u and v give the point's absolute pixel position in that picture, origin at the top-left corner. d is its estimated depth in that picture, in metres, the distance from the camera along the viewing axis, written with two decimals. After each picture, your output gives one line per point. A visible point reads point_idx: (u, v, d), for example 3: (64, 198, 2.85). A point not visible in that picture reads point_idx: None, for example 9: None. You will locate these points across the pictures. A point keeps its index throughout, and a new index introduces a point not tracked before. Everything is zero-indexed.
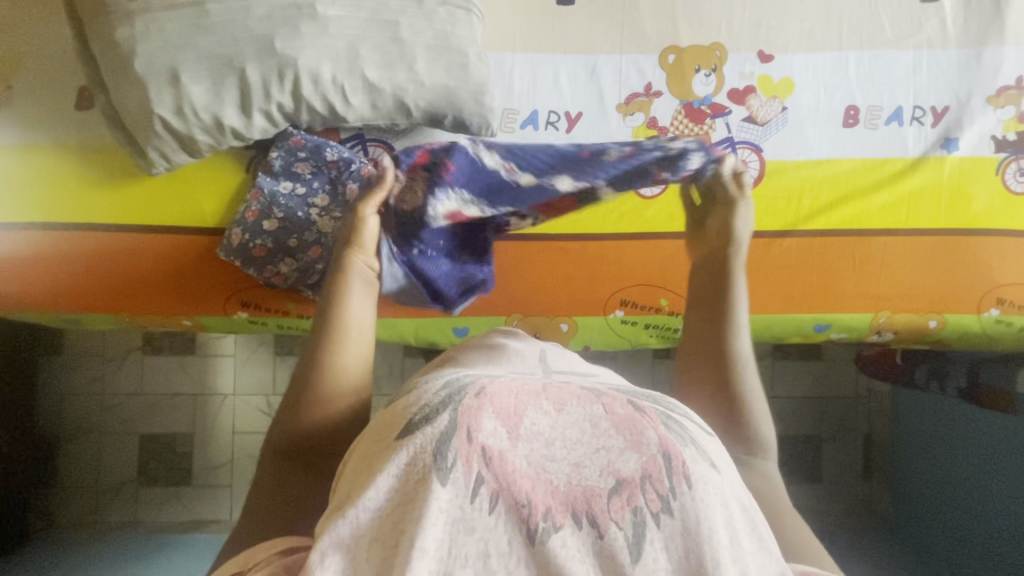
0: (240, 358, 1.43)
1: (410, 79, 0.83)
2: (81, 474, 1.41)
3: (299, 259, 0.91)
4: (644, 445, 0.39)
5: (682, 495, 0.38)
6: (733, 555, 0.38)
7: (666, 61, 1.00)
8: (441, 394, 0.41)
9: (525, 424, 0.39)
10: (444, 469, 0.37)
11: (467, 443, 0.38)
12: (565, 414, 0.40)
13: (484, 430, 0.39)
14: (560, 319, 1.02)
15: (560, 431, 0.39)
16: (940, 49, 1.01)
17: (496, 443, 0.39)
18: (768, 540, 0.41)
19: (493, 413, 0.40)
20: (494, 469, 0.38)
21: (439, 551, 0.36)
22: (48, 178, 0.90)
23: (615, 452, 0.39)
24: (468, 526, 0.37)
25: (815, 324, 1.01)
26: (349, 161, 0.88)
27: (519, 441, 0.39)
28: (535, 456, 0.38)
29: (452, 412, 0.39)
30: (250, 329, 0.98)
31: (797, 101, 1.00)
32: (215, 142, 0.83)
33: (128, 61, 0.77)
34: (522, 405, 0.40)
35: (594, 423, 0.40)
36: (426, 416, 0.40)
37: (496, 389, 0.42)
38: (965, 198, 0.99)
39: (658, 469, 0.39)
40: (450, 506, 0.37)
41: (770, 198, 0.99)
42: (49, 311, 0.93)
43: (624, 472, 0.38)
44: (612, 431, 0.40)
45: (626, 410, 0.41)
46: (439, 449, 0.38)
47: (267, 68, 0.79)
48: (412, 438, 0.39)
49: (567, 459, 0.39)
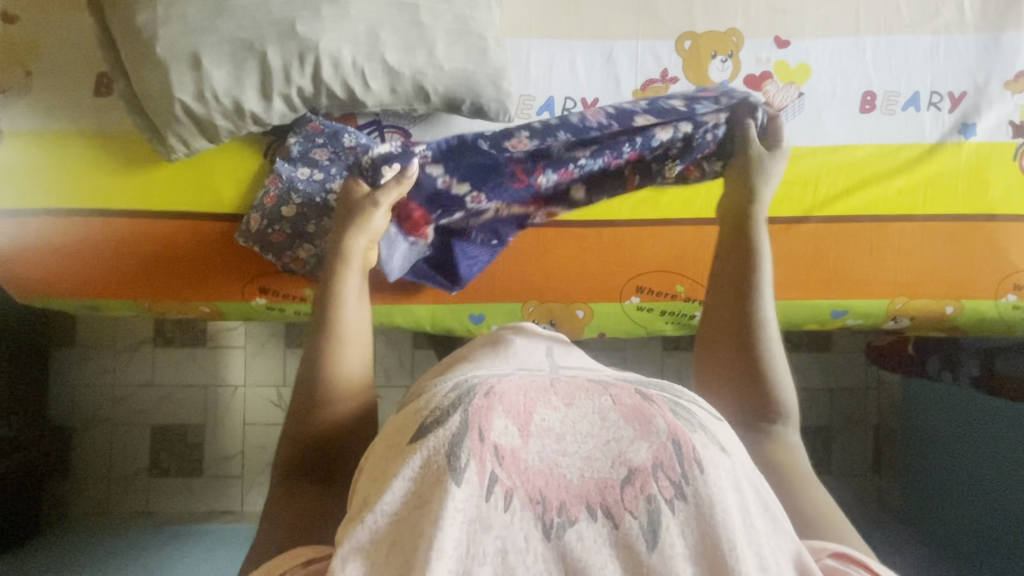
0: (251, 350, 1.44)
1: (429, 63, 0.82)
2: (93, 464, 1.43)
3: (318, 245, 0.92)
4: (654, 433, 0.40)
5: (694, 480, 0.39)
6: (750, 539, 0.39)
7: (682, 48, 1.00)
8: (451, 396, 0.41)
9: (535, 420, 0.40)
10: (458, 470, 0.38)
11: (479, 443, 0.39)
12: (574, 408, 0.41)
13: (495, 429, 0.40)
14: (576, 305, 1.02)
15: (569, 427, 0.40)
16: (958, 34, 1.00)
17: (508, 441, 0.40)
18: (781, 521, 0.42)
19: (502, 412, 0.40)
20: (508, 467, 0.39)
21: (457, 551, 0.37)
22: (66, 168, 0.90)
23: (625, 442, 0.40)
24: (484, 525, 0.37)
25: (832, 310, 1.01)
26: (368, 146, 0.90)
27: (531, 438, 0.40)
28: (547, 452, 0.40)
29: (462, 414, 0.40)
30: (266, 315, 0.99)
31: (814, 87, 1.00)
32: (234, 126, 0.83)
33: (150, 45, 0.77)
34: (531, 402, 0.41)
35: (604, 415, 0.41)
36: (437, 418, 0.40)
37: (504, 388, 0.42)
38: (982, 183, 0.99)
39: (668, 456, 0.39)
40: (466, 505, 0.38)
41: (785, 183, 0.99)
42: (70, 296, 0.94)
43: (635, 461, 0.39)
44: (621, 422, 0.40)
45: (634, 399, 0.41)
46: (452, 450, 0.38)
47: (287, 51, 0.79)
48: (426, 441, 0.39)
49: (579, 453, 0.40)
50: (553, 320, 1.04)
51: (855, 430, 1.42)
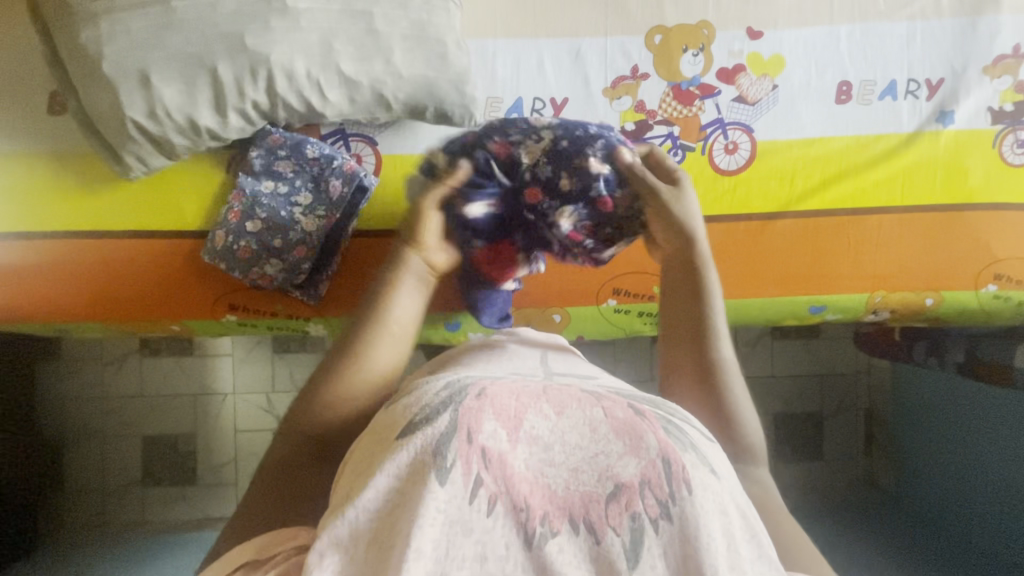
0: (238, 356, 1.43)
1: (387, 71, 0.80)
2: (89, 477, 1.42)
3: (285, 260, 0.90)
4: (643, 450, 0.42)
5: (682, 501, 0.41)
6: (731, 562, 0.41)
7: (652, 42, 0.97)
8: (442, 395, 0.45)
9: (525, 426, 0.43)
10: (443, 469, 0.40)
11: (468, 444, 0.41)
12: (565, 417, 0.44)
13: (484, 432, 0.42)
14: (553, 310, 1.01)
15: (558, 436, 0.43)
16: (934, 19, 0.98)
17: (496, 445, 0.42)
18: (768, 548, 0.44)
19: (493, 415, 0.43)
20: (494, 471, 0.41)
21: (436, 552, 0.39)
22: (29, 190, 0.88)
23: (614, 456, 0.42)
24: (466, 528, 0.40)
25: (810, 306, 1.00)
26: (331, 157, 0.89)
27: (520, 443, 0.42)
28: (534, 460, 0.42)
29: (452, 413, 0.43)
30: (240, 331, 0.97)
31: (788, 79, 0.98)
32: (191, 142, 0.81)
33: (97, 64, 0.75)
34: (522, 408, 0.44)
35: (594, 427, 0.43)
36: (427, 416, 0.43)
37: (496, 391, 0.45)
38: (960, 173, 0.97)
39: (656, 475, 0.41)
40: (449, 505, 0.40)
41: (761, 179, 0.97)
42: (40, 322, 0.92)
43: (622, 477, 0.41)
44: (611, 436, 0.43)
45: (625, 414, 0.44)
46: (439, 449, 0.41)
47: (238, 66, 0.76)
48: (413, 437, 0.42)
49: (566, 464, 0.42)
50: (530, 324, 1.02)
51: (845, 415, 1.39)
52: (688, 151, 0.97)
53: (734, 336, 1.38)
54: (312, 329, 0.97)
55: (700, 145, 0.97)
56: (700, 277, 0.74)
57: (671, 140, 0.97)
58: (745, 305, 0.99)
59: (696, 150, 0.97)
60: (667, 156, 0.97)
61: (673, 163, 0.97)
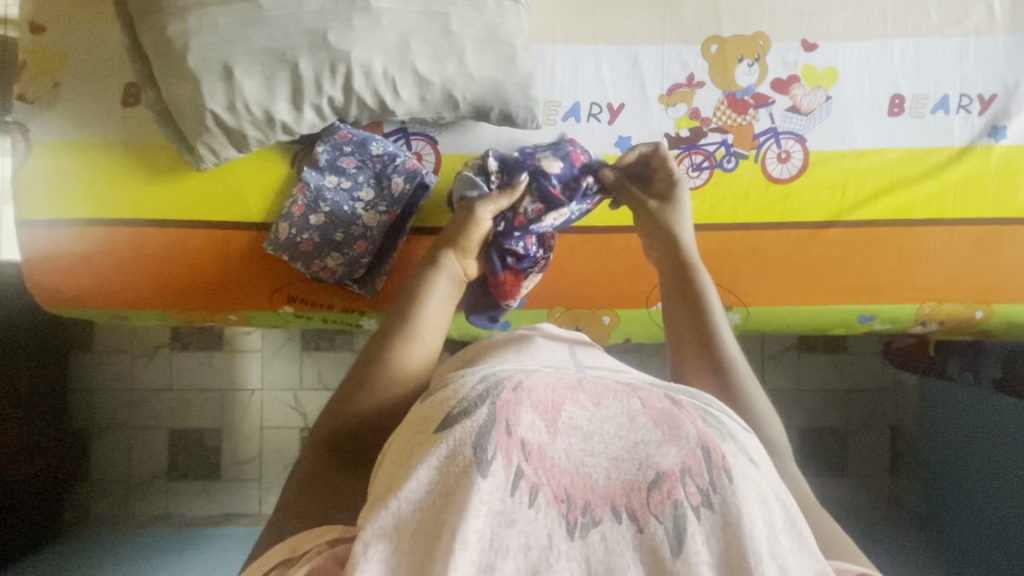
0: (267, 353, 1.44)
1: (459, 72, 0.82)
2: (115, 469, 1.44)
3: (345, 254, 0.92)
4: (683, 438, 0.41)
5: (723, 488, 0.39)
6: (773, 551, 0.39)
7: (708, 51, 0.99)
8: (479, 388, 0.43)
9: (563, 418, 0.41)
10: (484, 462, 0.39)
11: (507, 437, 0.40)
12: (603, 408, 0.42)
13: (523, 424, 0.41)
14: (602, 312, 1.02)
15: (597, 426, 0.41)
16: (987, 36, 0.99)
17: (535, 437, 0.40)
18: (808, 538, 0.42)
19: (530, 407, 0.41)
20: (534, 462, 0.40)
21: (480, 542, 0.37)
22: (93, 178, 0.91)
23: (654, 445, 0.40)
24: (509, 519, 0.38)
25: (860, 315, 1.01)
26: (394, 154, 0.90)
27: (558, 435, 0.41)
28: (573, 450, 0.40)
29: (489, 406, 0.41)
30: (295, 323, 0.99)
31: (841, 91, 0.99)
32: (263, 136, 0.83)
33: (181, 57, 0.77)
34: (560, 399, 0.42)
35: (632, 417, 0.42)
36: (465, 410, 0.42)
37: (532, 384, 0.44)
38: (1011, 187, 0.98)
39: (697, 462, 0.40)
40: (491, 497, 0.38)
41: (813, 188, 0.98)
42: (100, 308, 0.94)
43: (663, 465, 0.40)
44: (650, 425, 0.41)
45: (662, 403, 0.43)
46: (479, 443, 0.40)
47: (319, 62, 0.79)
48: (452, 431, 0.41)
49: (606, 453, 0.40)
50: (579, 325, 1.03)
51: (869, 431, 1.41)
52: (741, 158, 0.98)
53: (761, 348, 1.38)
54: (364, 323, 0.99)
55: (754, 153, 0.98)
56: (691, 274, 0.78)
57: (725, 147, 0.98)
58: (794, 313, 1.00)
59: (750, 157, 0.98)
60: (720, 162, 0.98)
61: (727, 169, 0.98)
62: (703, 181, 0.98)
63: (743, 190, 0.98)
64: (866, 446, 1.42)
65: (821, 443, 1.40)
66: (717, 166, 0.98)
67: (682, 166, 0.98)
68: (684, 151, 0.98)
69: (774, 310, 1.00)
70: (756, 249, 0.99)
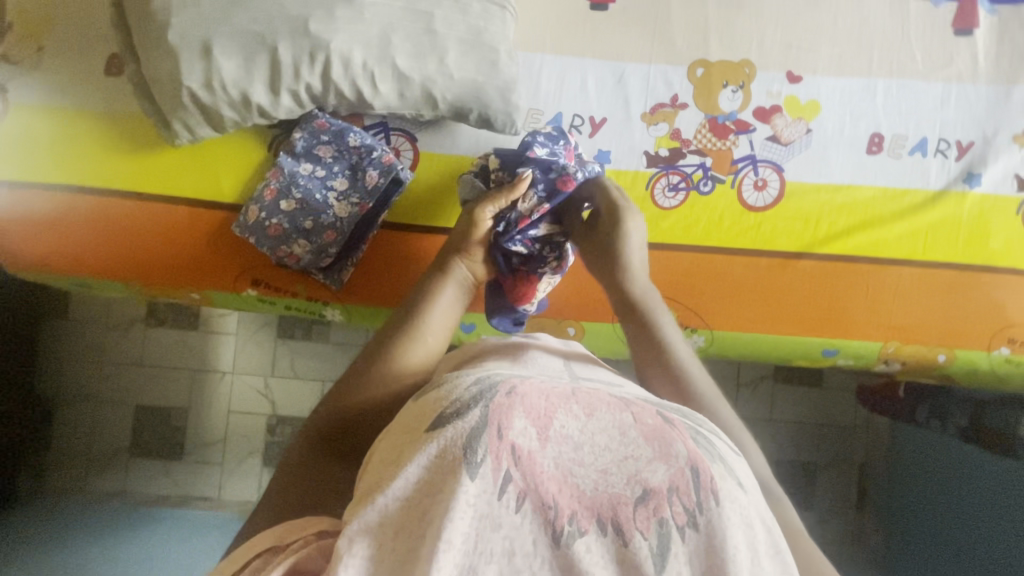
0: (241, 337, 1.43)
1: (439, 71, 0.82)
2: (76, 440, 1.42)
3: (313, 242, 0.91)
4: (672, 457, 0.39)
5: (709, 511, 0.37)
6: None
7: (694, 75, 1.00)
8: (473, 390, 0.42)
9: (554, 426, 0.40)
10: (473, 464, 0.38)
11: (497, 440, 0.38)
12: (594, 419, 0.40)
13: (514, 429, 0.39)
14: (567, 323, 1.02)
15: (588, 437, 0.39)
16: (970, 84, 1.00)
17: (526, 442, 0.39)
18: (791, 566, 0.40)
19: (523, 412, 0.40)
20: (523, 468, 0.38)
21: (465, 544, 0.36)
22: (70, 144, 0.90)
23: (643, 461, 0.38)
24: (495, 523, 0.36)
25: (823, 348, 1.01)
26: (371, 147, 0.90)
27: (549, 443, 0.39)
28: (563, 459, 0.38)
29: (483, 408, 0.40)
30: (257, 307, 0.99)
31: (822, 125, 1.00)
32: (239, 117, 0.83)
33: (163, 32, 0.78)
34: (553, 407, 0.41)
35: (623, 431, 0.40)
36: (458, 410, 0.40)
37: (526, 390, 0.42)
38: (983, 235, 0.98)
39: (684, 482, 0.38)
40: (478, 501, 0.37)
41: (787, 219, 0.99)
42: (62, 274, 0.94)
43: (651, 482, 0.38)
44: (641, 441, 0.39)
45: (654, 420, 0.41)
46: (469, 444, 0.38)
47: (298, 49, 0.79)
48: (443, 431, 0.39)
49: (595, 465, 0.38)
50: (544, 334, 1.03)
51: (838, 467, 1.40)
52: (718, 182, 0.99)
53: (736, 376, 1.38)
54: (327, 314, 0.99)
55: (731, 178, 0.99)
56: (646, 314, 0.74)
57: (702, 170, 0.99)
58: (759, 341, 1.01)
59: (727, 182, 0.99)
60: (697, 185, 0.99)
61: (703, 192, 0.99)
62: (678, 202, 0.98)
63: (718, 215, 0.99)
64: (834, 483, 1.40)
65: (789, 476, 1.39)
66: (693, 188, 0.99)
67: (658, 184, 0.99)
68: (661, 170, 0.99)
69: (740, 337, 1.00)
70: (724, 274, 0.99)
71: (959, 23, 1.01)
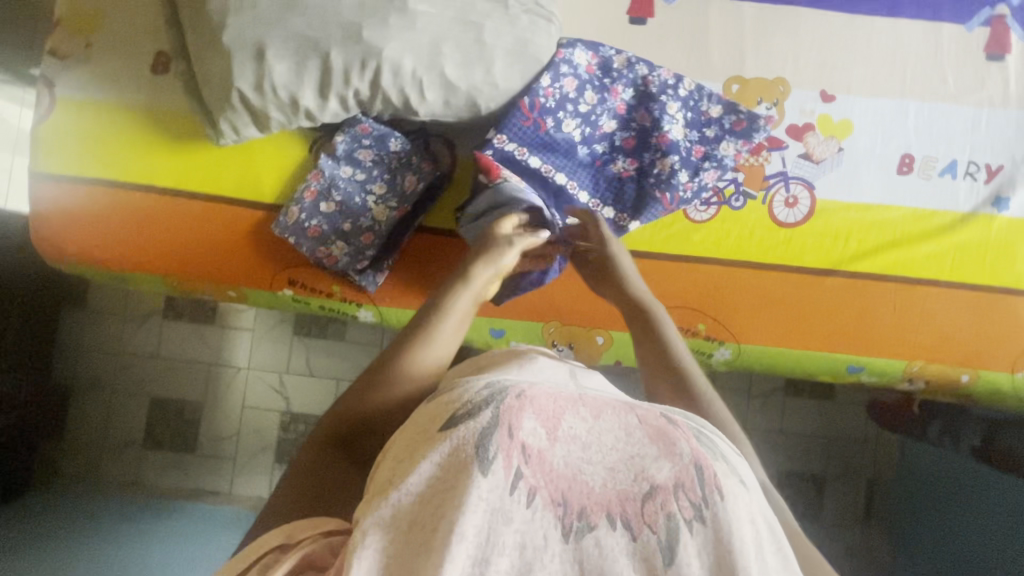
0: (258, 333, 1.44)
1: (485, 81, 0.84)
2: (90, 430, 1.43)
3: (351, 244, 0.93)
4: (677, 455, 0.38)
5: (714, 504, 0.37)
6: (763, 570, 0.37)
7: (728, 90, 1.02)
8: (484, 391, 0.40)
9: (563, 427, 0.39)
10: (485, 461, 0.36)
11: (508, 439, 0.37)
12: (601, 421, 0.39)
13: (524, 429, 0.38)
14: (596, 331, 1.03)
15: (595, 437, 0.39)
16: (1000, 109, 1.02)
17: (535, 442, 0.38)
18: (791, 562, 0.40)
19: (533, 414, 0.39)
20: (533, 466, 0.37)
21: (477, 536, 0.35)
22: (110, 138, 0.91)
23: (649, 459, 0.38)
24: (506, 517, 0.35)
25: (849, 365, 1.03)
26: (411, 153, 0.91)
27: (557, 442, 0.38)
28: (572, 458, 0.38)
29: (494, 410, 0.38)
30: (292, 307, 1.00)
31: (854, 143, 1.02)
32: (286, 118, 0.85)
33: (217, 34, 0.79)
34: (561, 409, 0.40)
35: (629, 431, 0.39)
36: (470, 411, 0.38)
37: (535, 392, 0.40)
38: (1008, 257, 1.00)
39: (690, 478, 0.38)
40: (490, 495, 0.35)
41: (817, 235, 1.00)
42: (102, 269, 0.96)
43: (657, 478, 0.37)
44: (647, 440, 0.39)
45: (659, 421, 0.40)
46: (481, 442, 0.37)
47: (350, 54, 0.80)
48: (457, 430, 0.37)
49: (603, 463, 0.38)
50: (572, 344, 1.04)
51: (846, 480, 1.41)
52: (749, 198, 1.00)
53: (747, 388, 1.39)
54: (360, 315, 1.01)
55: (762, 194, 1.00)
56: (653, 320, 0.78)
57: (734, 185, 1.00)
58: (785, 355, 1.03)
59: (758, 198, 1.00)
60: (728, 200, 1.00)
61: (734, 208, 1.00)
62: (710, 216, 1.00)
63: (748, 230, 1.00)
64: (842, 495, 1.41)
65: (798, 488, 1.40)
66: (724, 203, 1.00)
67: None
68: None
69: (769, 348, 1.02)
70: (757, 288, 1.00)
71: (991, 47, 1.03)
